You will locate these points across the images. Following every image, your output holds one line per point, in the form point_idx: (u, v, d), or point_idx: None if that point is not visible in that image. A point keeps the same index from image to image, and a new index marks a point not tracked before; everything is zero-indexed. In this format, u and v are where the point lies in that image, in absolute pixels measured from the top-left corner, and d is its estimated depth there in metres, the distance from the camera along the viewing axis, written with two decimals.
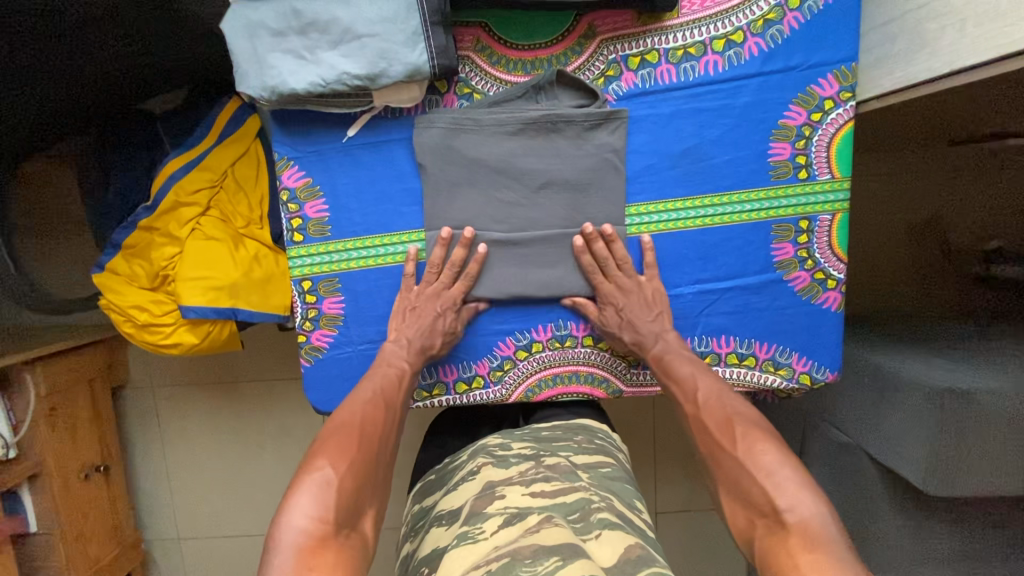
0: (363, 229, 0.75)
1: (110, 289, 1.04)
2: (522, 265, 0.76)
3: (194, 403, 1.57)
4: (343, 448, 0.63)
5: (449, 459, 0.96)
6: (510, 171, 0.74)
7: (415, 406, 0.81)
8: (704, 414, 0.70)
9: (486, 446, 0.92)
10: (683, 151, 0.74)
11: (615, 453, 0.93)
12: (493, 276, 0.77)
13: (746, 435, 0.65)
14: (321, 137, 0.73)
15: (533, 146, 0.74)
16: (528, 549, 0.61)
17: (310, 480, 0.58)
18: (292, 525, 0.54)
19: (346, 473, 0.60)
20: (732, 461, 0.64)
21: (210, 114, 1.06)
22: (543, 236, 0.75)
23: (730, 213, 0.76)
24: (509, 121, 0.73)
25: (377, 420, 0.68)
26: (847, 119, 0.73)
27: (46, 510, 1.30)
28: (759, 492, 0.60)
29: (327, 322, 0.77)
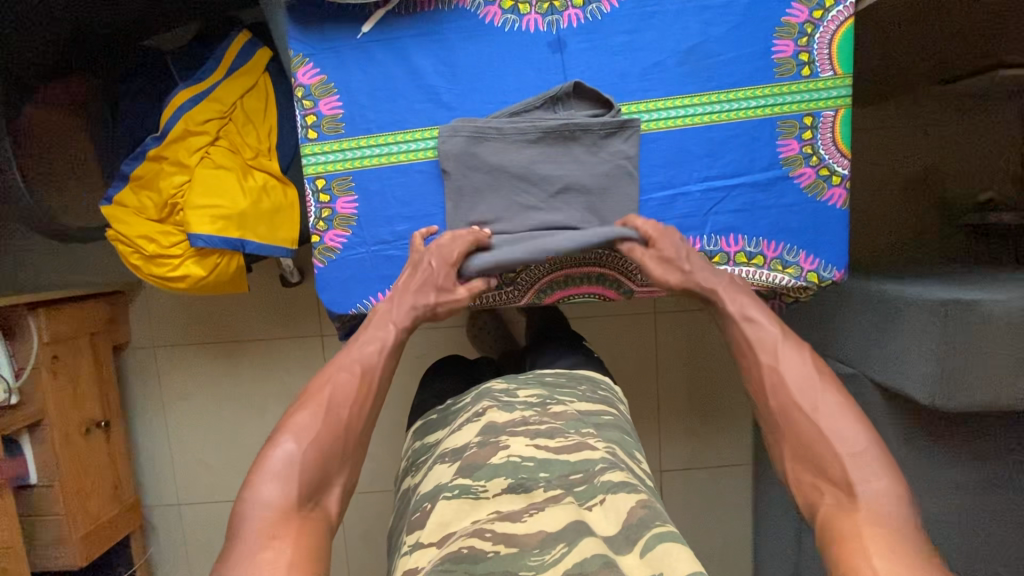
0: (376, 127, 0.77)
1: (117, 220, 1.04)
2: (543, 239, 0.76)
3: (196, 362, 1.56)
4: (306, 427, 0.64)
5: (452, 400, 0.94)
6: (529, 177, 0.77)
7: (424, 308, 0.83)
8: (782, 366, 0.70)
9: (489, 390, 0.89)
10: (689, 49, 0.76)
11: (618, 405, 0.94)
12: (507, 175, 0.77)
13: (823, 396, 0.66)
14: (337, 33, 0.75)
15: (551, 153, 0.77)
16: (534, 537, 0.63)
17: (270, 458, 0.61)
18: (262, 500, 0.58)
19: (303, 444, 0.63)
20: (807, 420, 0.65)
21: (218, 47, 1.07)
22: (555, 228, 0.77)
23: (736, 110, 0.78)
24: (530, 130, 0.75)
25: (353, 388, 0.69)
26: (847, 16, 0.76)
27: (47, 460, 1.28)
28: (836, 464, 0.61)
29: (341, 222, 0.78)
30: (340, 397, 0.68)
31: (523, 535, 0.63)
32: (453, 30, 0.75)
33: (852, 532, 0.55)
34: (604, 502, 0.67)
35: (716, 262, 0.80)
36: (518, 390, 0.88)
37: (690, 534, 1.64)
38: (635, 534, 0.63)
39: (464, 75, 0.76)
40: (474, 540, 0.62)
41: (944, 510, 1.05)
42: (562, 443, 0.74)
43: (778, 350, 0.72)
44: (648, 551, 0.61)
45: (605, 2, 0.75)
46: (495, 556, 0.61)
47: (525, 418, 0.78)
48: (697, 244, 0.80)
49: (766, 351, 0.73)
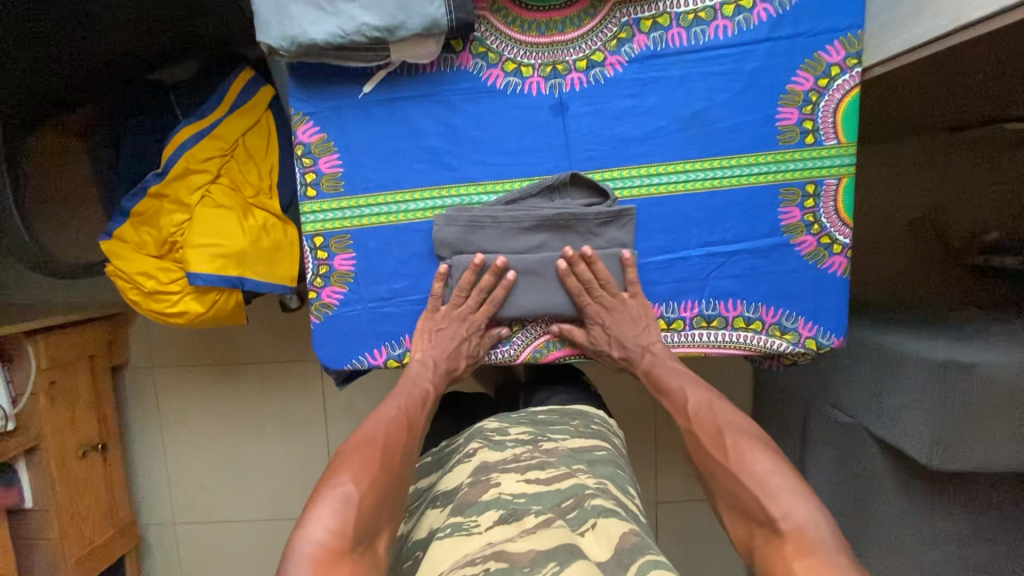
0: (375, 186, 0.76)
1: (117, 256, 1.04)
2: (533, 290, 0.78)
3: (193, 384, 1.56)
4: (361, 468, 0.65)
5: (446, 441, 0.93)
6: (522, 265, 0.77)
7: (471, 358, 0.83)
8: (696, 427, 0.72)
9: (479, 429, 0.88)
10: (693, 116, 0.76)
11: (611, 437, 0.93)
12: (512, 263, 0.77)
13: (736, 442, 0.67)
14: (338, 92, 0.74)
15: (547, 241, 0.77)
16: (525, 556, 0.59)
17: (336, 494, 0.61)
18: (311, 537, 0.57)
19: (366, 491, 0.62)
20: (722, 471, 0.66)
21: (222, 84, 1.07)
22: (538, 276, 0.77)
23: (739, 176, 0.77)
24: (525, 220, 0.75)
25: (400, 439, 0.71)
26: (853, 85, 0.75)
27: (43, 484, 1.28)
28: (753, 500, 0.61)
29: (338, 279, 0.78)
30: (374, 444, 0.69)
31: (514, 552, 0.59)
32: (456, 92, 0.75)
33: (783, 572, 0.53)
34: (596, 526, 0.65)
35: (714, 326, 0.80)
36: (509, 428, 0.88)
37: (684, 565, 1.63)
38: (628, 558, 0.60)
39: (465, 136, 0.76)
40: (467, 569, 0.59)
41: (938, 565, 1.05)
42: (552, 474, 0.73)
43: (697, 410, 0.74)
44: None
45: (608, 66, 0.75)
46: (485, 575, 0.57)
47: (516, 456, 0.78)
48: (695, 308, 0.80)
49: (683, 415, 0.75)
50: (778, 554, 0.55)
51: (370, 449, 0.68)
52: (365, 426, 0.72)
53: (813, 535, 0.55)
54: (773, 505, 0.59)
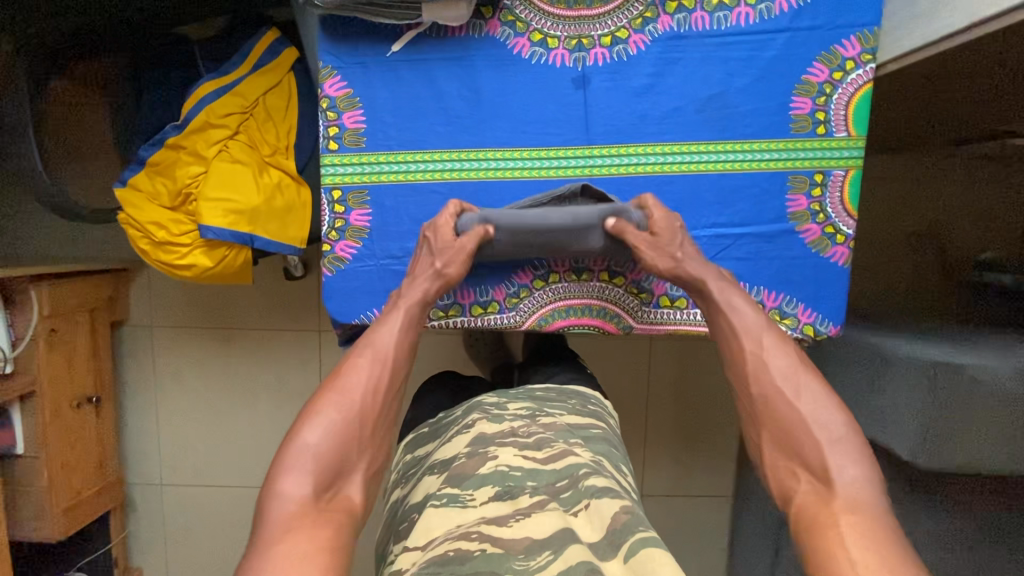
0: (397, 144, 0.78)
1: (130, 204, 1.05)
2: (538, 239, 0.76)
3: (191, 347, 1.57)
4: (326, 419, 0.63)
5: (445, 413, 0.95)
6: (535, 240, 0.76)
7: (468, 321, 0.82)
8: (764, 357, 0.69)
9: (480, 404, 0.89)
10: (709, 99, 0.78)
11: (607, 418, 0.95)
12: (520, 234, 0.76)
13: (805, 383, 0.66)
14: (367, 50, 0.76)
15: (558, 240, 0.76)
16: (519, 543, 0.61)
17: (296, 450, 0.60)
18: (285, 495, 0.57)
19: (322, 438, 0.61)
20: (788, 408, 0.65)
21: (247, 43, 1.08)
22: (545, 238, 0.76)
23: (749, 161, 0.79)
24: (537, 222, 0.75)
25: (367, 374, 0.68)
26: (866, 80, 0.77)
27: (35, 431, 1.28)
28: (813, 450, 0.62)
29: (352, 234, 0.79)
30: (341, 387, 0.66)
31: (509, 539, 0.62)
32: (481, 58, 0.76)
33: (829, 519, 0.55)
34: (588, 507, 0.66)
35: None
36: (508, 403, 0.89)
37: None
38: (620, 539, 0.61)
39: (487, 103, 0.77)
40: (461, 542, 0.62)
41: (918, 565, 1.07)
42: (549, 453, 0.74)
43: (761, 336, 0.71)
44: (632, 556, 0.59)
45: (632, 44, 0.76)
46: (480, 556, 0.59)
47: (514, 429, 0.79)
48: None
49: (751, 337, 0.71)
50: (824, 510, 0.57)
51: (346, 390, 0.66)
52: (352, 359, 0.69)
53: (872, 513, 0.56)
54: (833, 456, 0.60)
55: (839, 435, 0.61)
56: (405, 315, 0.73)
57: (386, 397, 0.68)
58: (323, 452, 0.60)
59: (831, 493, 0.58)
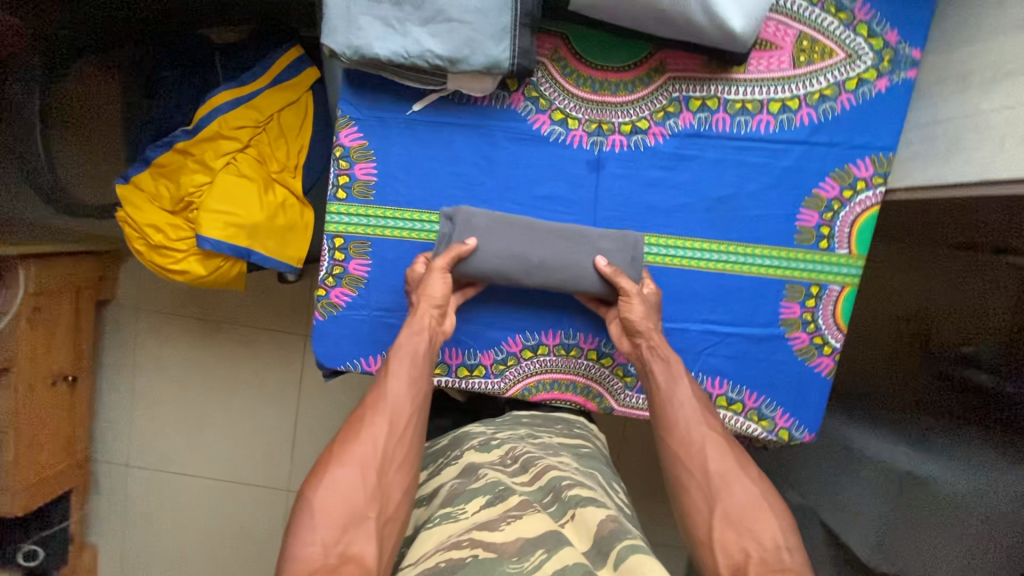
0: (405, 201, 0.78)
1: (130, 203, 1.05)
2: (538, 271, 0.75)
3: (176, 334, 1.57)
4: (340, 484, 0.63)
5: (431, 442, 0.95)
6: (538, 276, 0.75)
7: (452, 382, 0.82)
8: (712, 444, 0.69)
9: (465, 437, 0.88)
10: (718, 199, 0.79)
11: (594, 439, 0.94)
12: (518, 271, 0.75)
13: (749, 470, 0.67)
14: (387, 105, 0.75)
15: (561, 272, 0.75)
16: (512, 545, 0.58)
17: (304, 509, 0.61)
18: (302, 557, 0.58)
19: (332, 496, 0.62)
20: (739, 487, 0.65)
21: (268, 55, 1.07)
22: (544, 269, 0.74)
23: (750, 264, 0.80)
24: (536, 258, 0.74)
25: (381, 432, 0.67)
26: (873, 203, 0.78)
27: (7, 407, 1.27)
28: (766, 530, 0.61)
29: (349, 282, 0.79)
30: (356, 444, 0.66)
31: (501, 542, 0.59)
32: (501, 128, 0.76)
33: None
34: (575, 518, 0.64)
35: None
36: (496, 432, 0.89)
37: None
38: (606, 546, 0.59)
39: (500, 173, 0.77)
40: (453, 553, 0.59)
41: None
42: (534, 473, 0.74)
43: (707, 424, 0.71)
44: (620, 563, 0.56)
45: (651, 135, 0.77)
46: (472, 562, 0.57)
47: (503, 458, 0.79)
48: None
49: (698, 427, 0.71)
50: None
51: (357, 447, 0.65)
52: (363, 415, 0.68)
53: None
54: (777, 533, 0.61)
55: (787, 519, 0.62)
56: (413, 361, 0.72)
57: (401, 443, 0.68)
58: (335, 509, 0.61)
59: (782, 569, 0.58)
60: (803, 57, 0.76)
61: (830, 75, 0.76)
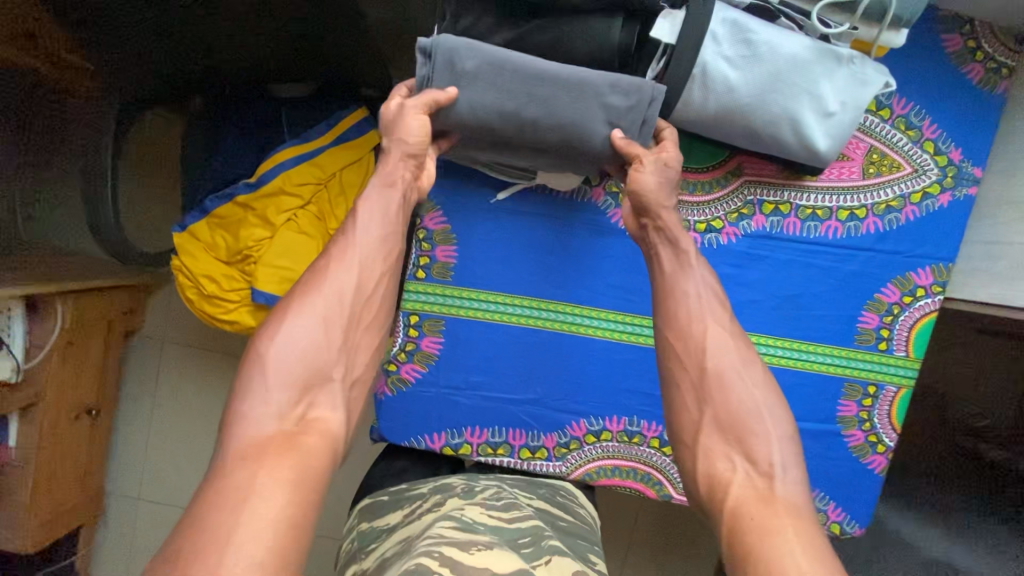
0: (482, 283, 0.80)
1: (186, 252, 1.05)
2: (531, 130, 0.70)
3: (201, 368, 1.55)
4: (296, 348, 0.61)
5: (410, 483, 0.83)
6: (529, 132, 0.70)
7: (515, 464, 0.82)
8: (717, 342, 0.65)
9: (449, 485, 0.78)
10: (783, 298, 0.81)
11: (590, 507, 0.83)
12: (506, 122, 0.70)
13: (752, 374, 0.63)
14: (474, 193, 0.79)
15: (557, 127, 0.69)
16: (477, 569, 0.53)
17: (258, 361, 0.60)
18: (253, 417, 0.57)
19: (289, 354, 0.60)
20: (733, 392, 0.62)
21: (333, 115, 1.09)
22: (535, 123, 0.69)
23: (810, 361, 0.83)
24: (524, 109, 0.69)
25: (345, 284, 0.65)
26: (932, 309, 0.81)
27: (30, 443, 1.24)
28: (759, 446, 0.59)
29: (421, 358, 0.81)
30: (323, 296, 0.64)
31: (468, 564, 0.53)
32: (579, 219, 0.79)
33: (774, 524, 0.52)
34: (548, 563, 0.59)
35: None
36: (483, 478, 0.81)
37: None
38: None
39: (576, 260, 0.80)
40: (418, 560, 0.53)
41: None
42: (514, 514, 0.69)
43: (712, 319, 0.66)
44: None
45: (724, 235, 0.79)
46: None
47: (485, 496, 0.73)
48: None
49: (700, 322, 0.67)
50: (762, 506, 0.54)
51: (318, 301, 0.63)
52: (326, 269, 0.66)
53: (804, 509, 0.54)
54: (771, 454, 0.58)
55: (785, 432, 0.60)
56: (386, 221, 0.70)
57: (362, 306, 0.67)
58: (293, 367, 0.60)
59: (769, 490, 0.56)
60: (872, 169, 0.79)
61: (897, 187, 0.80)
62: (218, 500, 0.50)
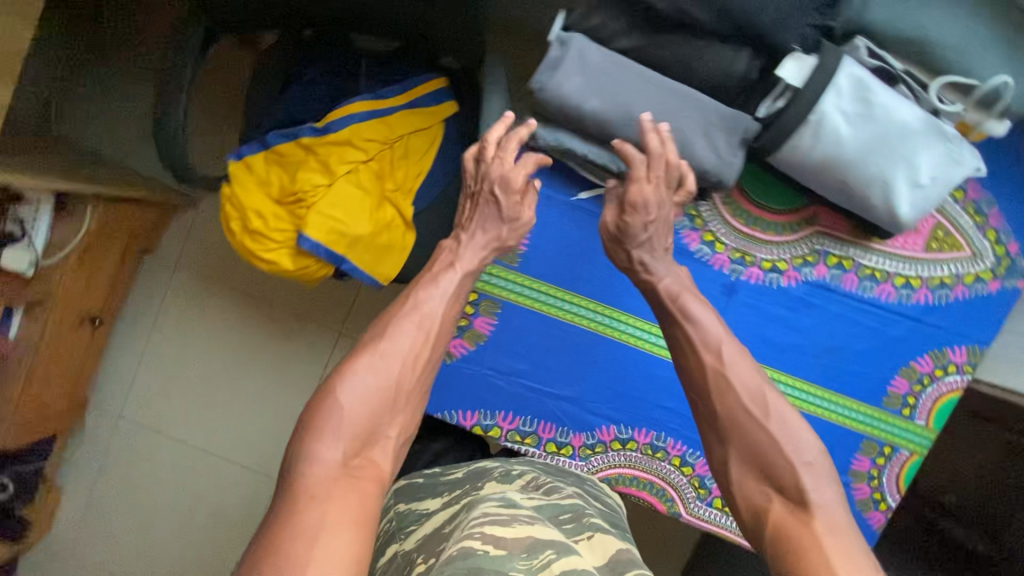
0: (546, 275, 0.82)
1: (238, 182, 1.03)
2: (635, 134, 0.72)
3: (208, 297, 1.54)
4: (364, 394, 0.67)
5: (444, 469, 0.87)
6: (635, 134, 0.72)
7: (539, 456, 0.83)
8: (730, 372, 0.69)
9: (483, 472, 0.80)
10: (825, 348, 0.84)
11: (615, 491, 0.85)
12: (614, 121, 0.72)
13: (776, 407, 0.67)
14: (559, 187, 0.82)
15: (659, 137, 0.72)
16: (520, 543, 0.57)
17: (329, 409, 0.65)
18: (320, 459, 0.63)
19: (358, 402, 0.67)
20: (758, 428, 0.66)
21: (412, 78, 1.08)
22: (642, 128, 0.72)
23: (837, 413, 0.86)
24: (636, 115, 0.71)
25: (411, 341, 0.71)
26: (958, 386, 0.85)
27: (30, 337, 1.20)
28: (788, 473, 0.64)
29: (470, 336, 0.82)
30: (396, 347, 0.70)
31: (512, 539, 0.58)
32: None
33: (812, 543, 0.59)
34: (590, 539, 0.65)
35: None
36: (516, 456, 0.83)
37: None
38: (622, 568, 0.60)
39: None
40: (464, 540, 0.58)
41: None
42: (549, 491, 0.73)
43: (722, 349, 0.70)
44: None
45: (786, 277, 0.82)
46: (483, 554, 0.55)
47: (522, 476, 0.77)
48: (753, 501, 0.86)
49: (711, 353, 0.71)
50: (799, 523, 0.61)
51: (388, 355, 0.69)
52: (398, 320, 0.72)
53: (838, 521, 0.61)
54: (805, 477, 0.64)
55: (815, 458, 0.65)
56: (459, 283, 0.75)
57: (425, 364, 0.72)
58: (360, 419, 0.66)
59: (805, 514, 0.62)
60: (935, 244, 0.82)
61: (954, 266, 0.83)
62: (291, 536, 0.57)
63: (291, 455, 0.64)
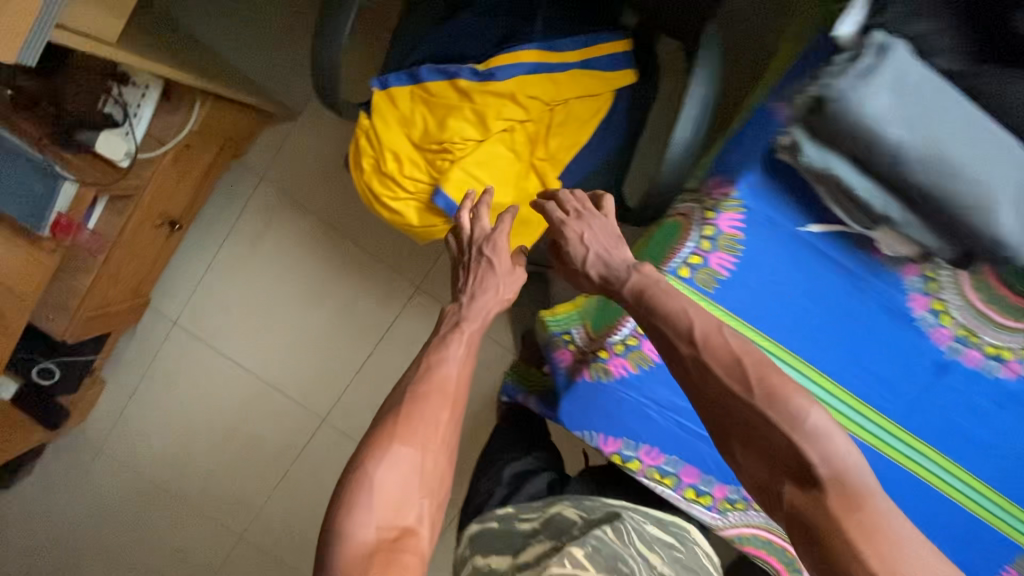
0: (740, 311, 0.69)
1: (379, 114, 0.91)
2: (934, 178, 0.55)
3: (287, 219, 1.45)
4: (392, 464, 0.63)
5: (518, 509, 0.85)
6: (934, 178, 0.55)
7: (674, 499, 0.76)
8: (706, 351, 0.58)
9: (563, 525, 0.79)
10: (1020, 452, 0.73)
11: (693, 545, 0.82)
12: (914, 155, 0.54)
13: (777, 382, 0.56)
14: (787, 210, 0.66)
15: (963, 189, 0.55)
16: None
17: (355, 484, 0.62)
18: (355, 536, 0.59)
19: (387, 472, 0.62)
20: (747, 406, 0.55)
21: (592, 34, 0.93)
22: (948, 172, 0.54)
23: (1011, 524, 0.75)
24: (946, 156, 0.54)
25: (433, 409, 0.66)
26: None
27: (111, 231, 1.10)
28: (790, 450, 0.54)
29: (635, 358, 0.71)
30: (417, 412, 0.66)
31: None
32: (873, 290, 0.69)
33: (839, 534, 0.51)
34: None
35: None
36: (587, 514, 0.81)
37: None
38: None
39: (847, 330, 0.70)
40: None
41: None
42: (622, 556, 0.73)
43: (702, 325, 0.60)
44: None
45: (1007, 368, 0.70)
46: None
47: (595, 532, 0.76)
48: None
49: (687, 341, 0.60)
50: (823, 513, 0.52)
51: (409, 422, 0.65)
52: (419, 385, 0.68)
53: (854, 486, 0.52)
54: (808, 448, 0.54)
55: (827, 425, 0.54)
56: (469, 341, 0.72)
57: (452, 428, 0.67)
58: (393, 488, 0.62)
59: (818, 492, 0.52)
60: None
61: None
62: None
63: (325, 539, 0.60)
